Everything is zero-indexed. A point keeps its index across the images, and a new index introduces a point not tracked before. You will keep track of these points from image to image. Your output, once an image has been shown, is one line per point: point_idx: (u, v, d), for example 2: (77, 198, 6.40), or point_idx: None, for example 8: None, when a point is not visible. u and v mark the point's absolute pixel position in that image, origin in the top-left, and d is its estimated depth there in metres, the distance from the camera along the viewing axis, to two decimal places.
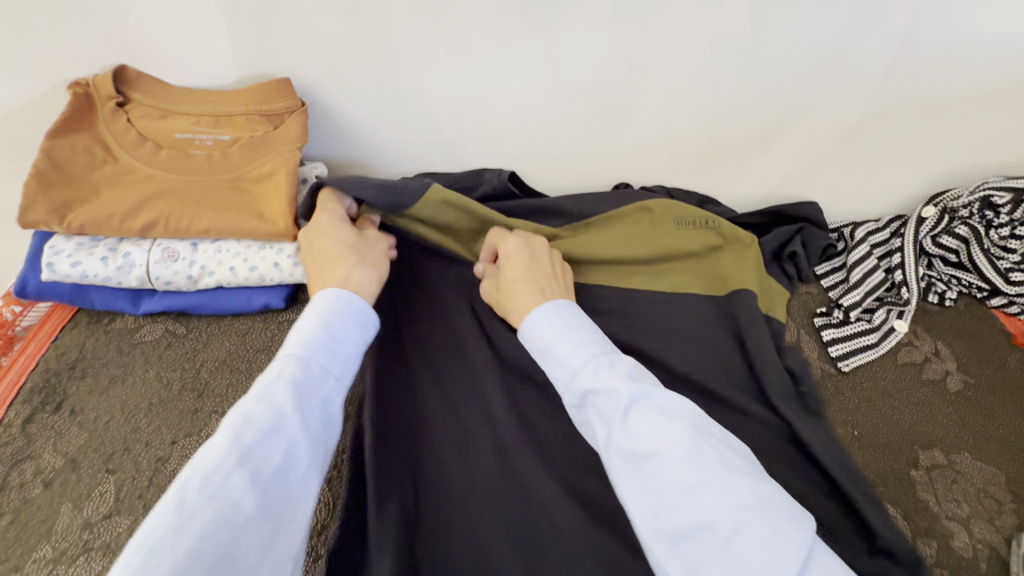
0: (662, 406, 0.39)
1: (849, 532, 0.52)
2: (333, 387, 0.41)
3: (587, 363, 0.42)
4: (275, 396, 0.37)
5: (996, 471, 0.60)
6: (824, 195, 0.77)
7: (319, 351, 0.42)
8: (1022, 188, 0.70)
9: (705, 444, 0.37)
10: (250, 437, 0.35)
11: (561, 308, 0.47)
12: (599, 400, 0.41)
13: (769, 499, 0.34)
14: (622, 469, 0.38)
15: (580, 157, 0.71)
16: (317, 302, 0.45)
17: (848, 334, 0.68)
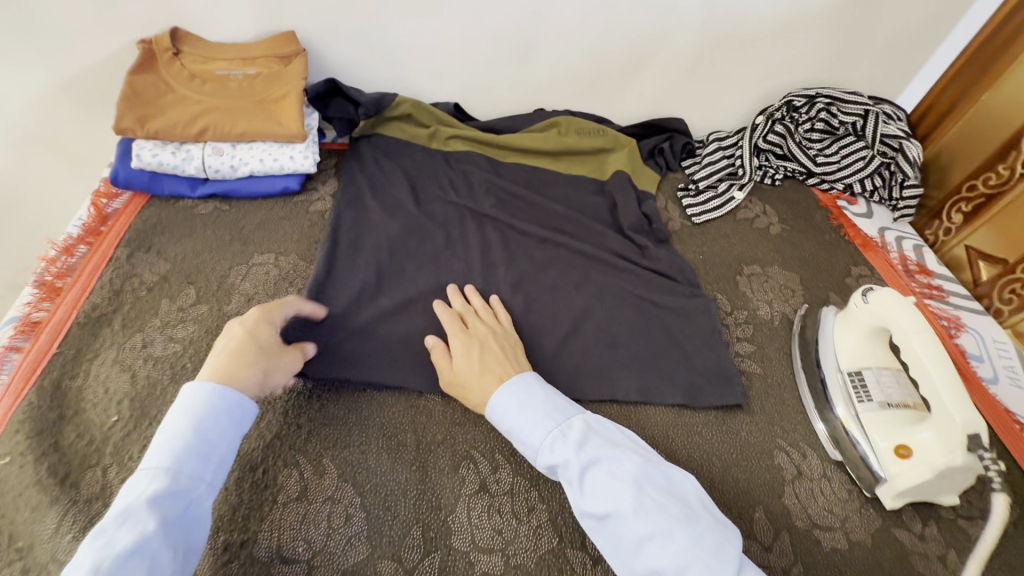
0: (607, 471, 0.49)
1: (686, 303, 0.79)
2: (208, 490, 0.47)
3: (545, 441, 0.53)
4: (143, 513, 0.42)
5: (795, 275, 0.88)
6: (687, 113, 1.07)
7: (191, 458, 0.47)
8: (813, 95, 1.02)
9: (644, 499, 0.47)
10: (110, 557, 0.38)
11: (518, 386, 0.58)
12: (561, 472, 0.52)
13: (700, 537, 0.44)
14: (592, 527, 0.49)
15: (505, 88, 0.99)
16: (184, 403, 0.49)
17: (701, 201, 0.97)
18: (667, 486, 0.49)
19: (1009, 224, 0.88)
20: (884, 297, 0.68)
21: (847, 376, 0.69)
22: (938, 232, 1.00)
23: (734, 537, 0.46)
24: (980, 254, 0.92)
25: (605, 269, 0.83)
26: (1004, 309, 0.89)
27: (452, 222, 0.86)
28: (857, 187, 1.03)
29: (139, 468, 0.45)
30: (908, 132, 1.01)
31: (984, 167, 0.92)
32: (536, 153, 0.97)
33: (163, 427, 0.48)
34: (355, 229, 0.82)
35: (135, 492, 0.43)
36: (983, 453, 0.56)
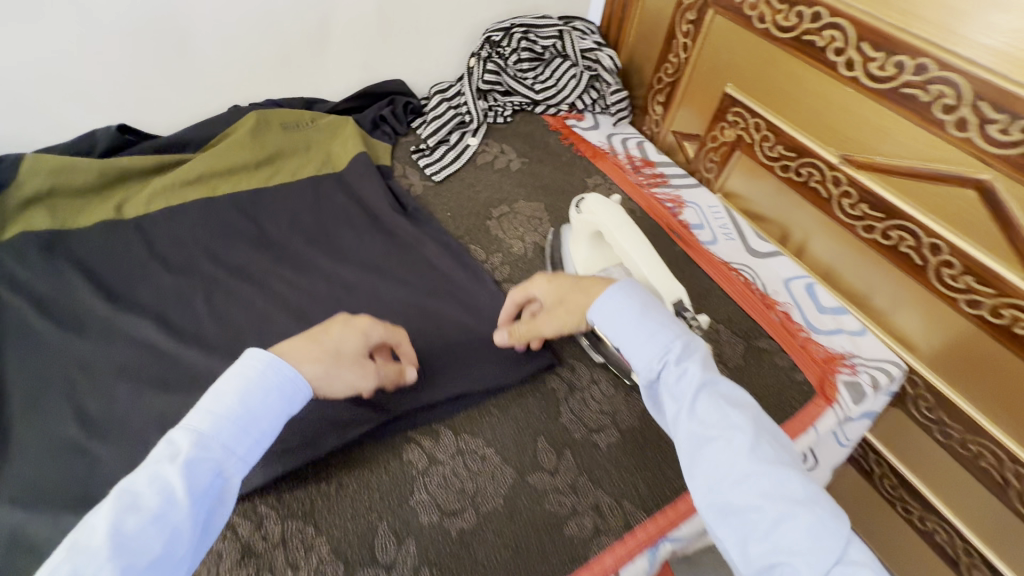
0: (723, 396, 0.49)
1: (441, 268, 0.78)
2: (230, 472, 0.43)
3: (657, 352, 0.53)
4: (169, 477, 0.40)
5: (540, 203, 0.92)
6: (401, 71, 1.02)
7: (228, 429, 0.43)
8: (508, 27, 1.05)
9: (761, 441, 0.46)
10: (131, 526, 0.37)
11: (629, 293, 0.58)
12: (670, 385, 0.52)
13: (815, 496, 0.43)
14: (688, 445, 0.48)
15: (179, 95, 0.86)
16: (223, 376, 0.45)
17: (437, 157, 0.95)
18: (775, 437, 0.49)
19: (693, 102, 1.00)
20: (593, 204, 0.72)
21: None
22: (650, 125, 1.12)
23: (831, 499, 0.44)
24: (683, 134, 1.05)
25: (349, 261, 0.78)
26: (711, 176, 1.02)
27: (151, 267, 0.72)
28: (579, 104, 1.10)
29: (170, 438, 0.42)
30: (602, 43, 1.10)
31: (660, 58, 1.04)
32: (244, 159, 0.85)
33: (216, 391, 0.44)
34: (17, 315, 0.65)
35: (168, 456, 0.41)
36: (688, 315, 0.63)
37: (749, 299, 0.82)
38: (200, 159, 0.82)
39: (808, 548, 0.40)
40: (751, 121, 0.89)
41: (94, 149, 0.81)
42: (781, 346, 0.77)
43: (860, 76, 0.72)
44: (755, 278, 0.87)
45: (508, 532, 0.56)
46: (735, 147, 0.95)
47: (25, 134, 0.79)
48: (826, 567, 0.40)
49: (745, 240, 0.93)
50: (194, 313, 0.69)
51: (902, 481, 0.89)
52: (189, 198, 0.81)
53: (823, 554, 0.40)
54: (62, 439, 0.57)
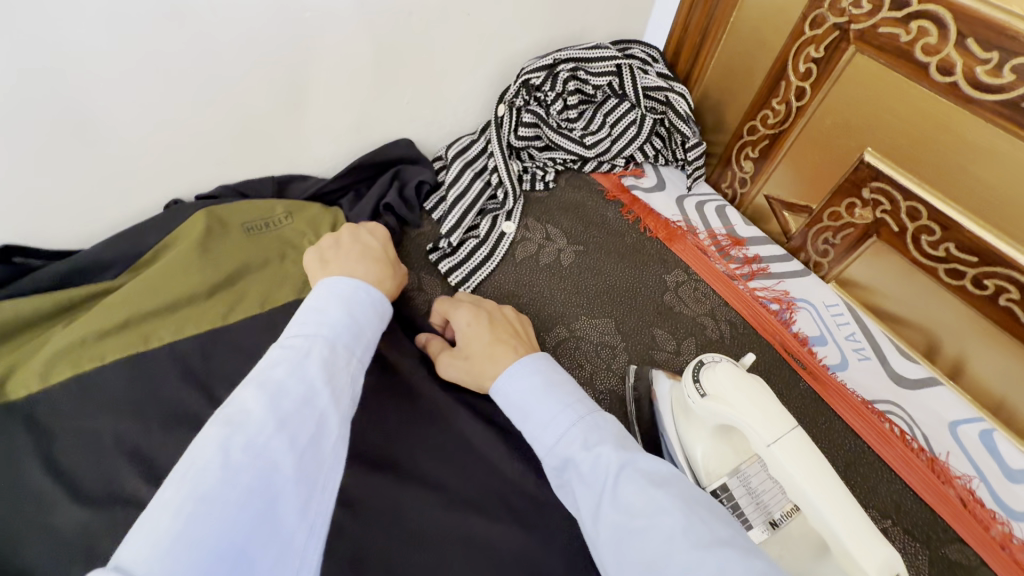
0: (648, 473, 0.40)
1: (483, 445, 0.56)
2: (356, 369, 0.45)
3: (569, 431, 0.46)
4: (308, 370, 0.41)
5: (608, 320, 0.67)
6: (406, 129, 0.75)
7: (347, 334, 0.46)
8: (551, 63, 0.76)
9: (693, 520, 0.36)
10: (286, 402, 0.38)
11: (538, 364, 0.52)
12: (586, 468, 0.42)
13: (768, 573, 0.32)
14: (614, 541, 0.38)
15: (91, 194, 0.59)
16: (326, 292, 0.50)
17: (461, 259, 0.71)
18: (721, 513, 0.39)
19: (803, 163, 0.74)
20: (720, 379, 0.48)
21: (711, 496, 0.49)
22: (733, 183, 0.86)
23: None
24: (782, 201, 0.79)
25: (351, 451, 0.53)
26: (823, 261, 0.77)
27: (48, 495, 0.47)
28: (639, 156, 0.84)
29: (301, 333, 0.45)
30: (666, 74, 0.84)
31: (757, 102, 0.77)
32: (193, 283, 0.59)
33: (320, 300, 0.48)
34: None
35: (301, 352, 0.42)
36: None
37: (919, 470, 0.59)
38: (134, 284, 0.58)
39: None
40: (904, 205, 0.64)
41: None
42: (975, 550, 0.54)
43: None
44: (913, 428, 0.63)
45: None
46: (870, 232, 0.69)
47: None
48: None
49: (886, 360, 0.69)
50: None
51: None
52: (111, 356, 0.54)
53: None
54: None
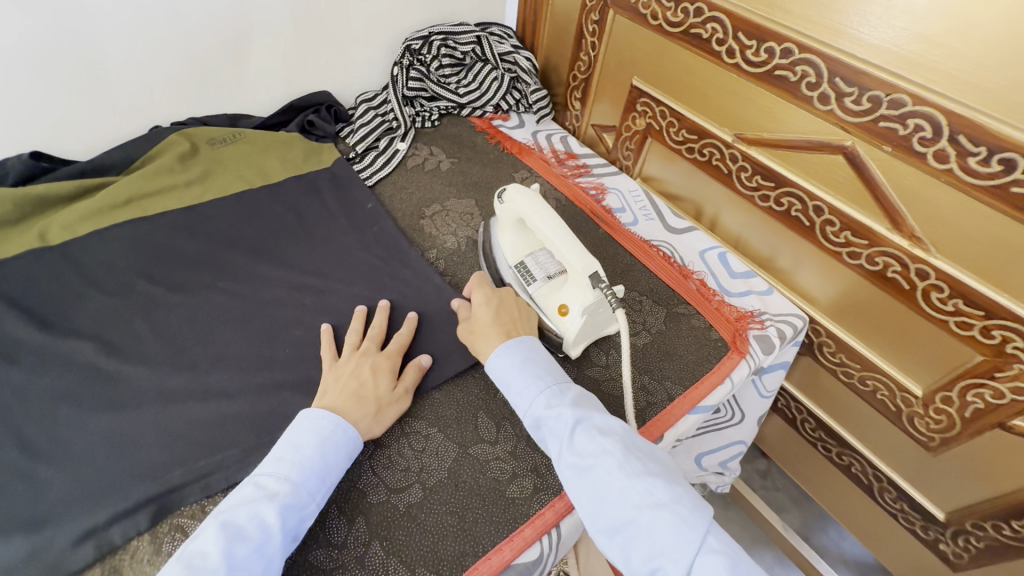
0: (596, 428, 0.57)
1: (379, 264, 0.82)
2: (313, 511, 0.52)
3: (540, 396, 0.61)
4: (265, 514, 0.49)
5: (472, 199, 0.97)
6: (325, 81, 1.05)
7: (312, 477, 0.53)
8: (426, 35, 1.09)
9: (629, 458, 0.54)
10: (240, 554, 0.46)
11: (517, 347, 0.65)
12: (553, 425, 0.59)
13: (677, 498, 0.52)
14: (572, 474, 0.55)
15: (97, 117, 0.86)
16: (299, 430, 0.56)
17: (369, 162, 0.98)
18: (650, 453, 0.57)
19: (606, 97, 1.08)
20: (513, 193, 0.78)
21: (516, 268, 0.78)
22: (573, 120, 1.19)
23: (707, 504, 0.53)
24: (602, 127, 1.13)
25: (287, 266, 0.79)
26: (630, 163, 1.10)
27: (82, 292, 0.72)
28: (504, 104, 1.15)
29: (263, 483, 0.52)
30: (518, 45, 1.17)
31: (573, 59, 1.12)
32: (171, 178, 0.85)
33: (294, 444, 0.55)
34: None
35: (266, 497, 0.50)
36: (603, 286, 0.68)
37: (668, 271, 0.89)
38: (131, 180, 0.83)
39: (678, 544, 0.49)
40: (657, 110, 0.98)
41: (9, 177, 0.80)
42: (697, 309, 0.85)
43: (739, 62, 0.81)
44: (674, 252, 0.95)
45: (455, 500, 0.60)
46: (646, 136, 1.03)
47: None
48: (690, 558, 0.48)
49: (665, 218, 1.01)
50: (133, 329, 0.69)
51: (820, 423, 0.99)
52: (116, 218, 0.80)
53: (689, 550, 0.48)
54: (14, 462, 0.57)
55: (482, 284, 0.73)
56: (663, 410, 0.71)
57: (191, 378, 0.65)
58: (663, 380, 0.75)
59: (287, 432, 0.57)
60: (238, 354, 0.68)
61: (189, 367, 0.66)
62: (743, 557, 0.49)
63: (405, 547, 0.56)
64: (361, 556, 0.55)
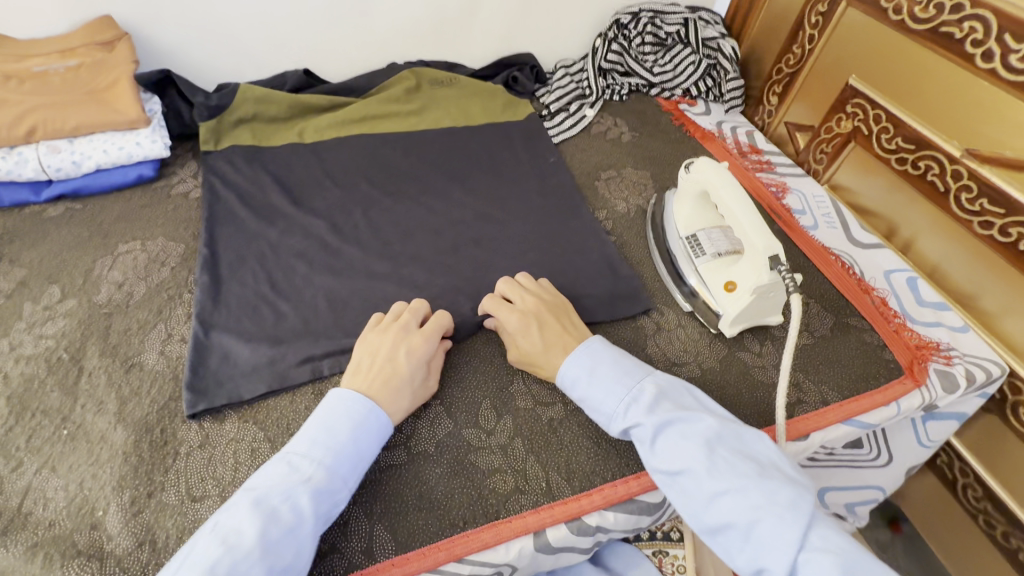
0: (680, 432, 0.55)
1: (553, 211, 0.89)
2: (345, 495, 0.53)
3: (615, 405, 0.59)
4: (300, 499, 0.49)
5: (647, 172, 0.99)
6: (533, 45, 1.14)
7: (344, 462, 0.53)
8: (637, 12, 1.12)
9: (718, 460, 0.52)
10: (275, 533, 0.46)
11: (584, 352, 0.63)
12: (636, 432, 0.57)
13: (773, 495, 0.50)
14: (663, 482, 0.55)
15: (352, 47, 1.01)
16: (319, 414, 0.56)
17: (558, 121, 1.05)
18: (740, 449, 0.54)
19: (811, 94, 1.02)
20: (702, 166, 0.79)
21: (685, 240, 0.79)
22: (764, 115, 1.15)
23: (810, 496, 0.51)
24: (796, 126, 1.07)
25: (475, 197, 0.89)
26: (820, 168, 1.04)
27: (321, 184, 0.88)
28: (694, 90, 1.15)
29: (298, 459, 0.52)
30: (723, 33, 1.16)
31: (782, 52, 1.07)
32: (397, 107, 1.00)
33: (328, 425, 0.54)
34: (242, 203, 0.83)
35: (299, 480, 0.50)
36: (781, 269, 0.67)
37: (846, 282, 0.83)
38: (369, 103, 0.98)
39: (780, 546, 0.47)
40: (872, 113, 0.91)
41: (285, 86, 0.98)
42: (872, 326, 0.79)
43: (998, 67, 0.72)
44: (854, 265, 0.89)
45: (591, 428, 0.63)
46: (850, 140, 0.96)
47: (236, 71, 0.97)
48: (793, 556, 0.47)
49: (848, 229, 0.94)
50: (353, 221, 0.83)
51: (988, 494, 0.86)
52: (353, 132, 0.96)
53: (791, 550, 0.47)
54: (265, 295, 0.72)
55: (512, 307, 0.67)
56: (814, 412, 0.68)
57: (391, 268, 0.77)
58: (819, 383, 0.72)
59: (316, 412, 0.57)
60: (428, 258, 0.79)
61: (390, 259, 0.78)
62: (854, 554, 0.46)
63: (545, 453, 0.61)
64: (504, 446, 0.61)
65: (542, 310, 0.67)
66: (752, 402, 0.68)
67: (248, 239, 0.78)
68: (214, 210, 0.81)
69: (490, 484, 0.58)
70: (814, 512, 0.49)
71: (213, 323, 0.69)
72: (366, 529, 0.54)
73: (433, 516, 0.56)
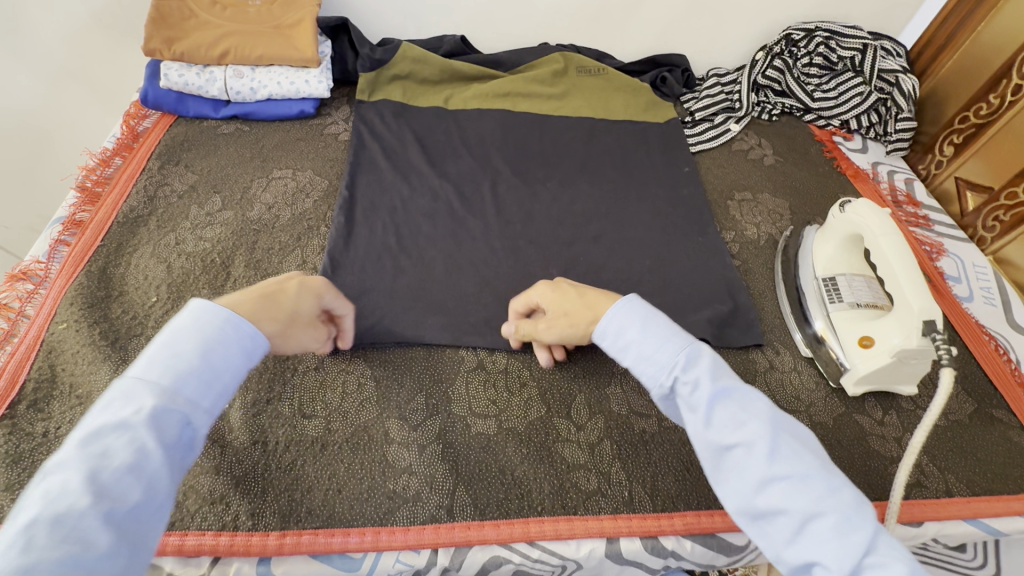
0: (738, 404, 0.46)
1: (679, 222, 0.85)
2: (203, 419, 0.43)
3: (669, 360, 0.50)
4: (141, 429, 0.39)
5: (786, 201, 0.92)
6: (690, 48, 1.10)
7: (193, 382, 0.43)
8: (812, 29, 1.03)
9: (778, 441, 0.44)
10: (107, 473, 0.36)
11: (639, 306, 0.54)
12: (684, 393, 0.49)
13: (836, 489, 0.42)
14: (708, 452, 0.46)
15: (511, 21, 1.02)
16: (162, 333, 0.45)
17: (699, 131, 1.01)
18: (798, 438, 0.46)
19: (998, 153, 0.91)
20: (863, 205, 0.71)
21: (822, 281, 0.73)
22: (929, 166, 1.03)
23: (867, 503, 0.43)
24: (969, 184, 0.95)
25: (602, 193, 0.88)
26: (987, 237, 0.92)
27: (456, 150, 0.90)
28: (853, 123, 1.06)
29: (138, 378, 0.42)
30: (906, 66, 1.03)
31: (975, 97, 0.95)
32: (541, 88, 1.00)
33: (172, 343, 0.44)
34: (385, 154, 0.87)
35: (136, 406, 0.40)
36: (936, 337, 0.59)
37: (998, 368, 0.74)
38: (515, 79, 0.99)
39: (842, 547, 0.39)
40: None
41: (439, 48, 1.01)
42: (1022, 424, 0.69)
43: None
44: (1012, 352, 0.78)
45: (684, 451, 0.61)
46: None
47: (401, 27, 1.01)
48: (857, 561, 0.39)
49: (1010, 310, 0.83)
50: (480, 191, 0.85)
51: None
52: (495, 106, 0.98)
53: (854, 554, 0.39)
54: (391, 244, 0.76)
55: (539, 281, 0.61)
56: (934, 499, 0.61)
57: (510, 245, 0.78)
58: (946, 471, 0.64)
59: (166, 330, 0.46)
60: (546, 243, 0.79)
61: (509, 236, 0.79)
62: None
63: (632, 464, 0.59)
64: (592, 444, 0.60)
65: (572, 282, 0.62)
66: (864, 471, 0.62)
67: (384, 189, 0.82)
68: (358, 155, 0.86)
69: (573, 478, 0.58)
70: (875, 519, 0.41)
71: (341, 260, 0.73)
72: (448, 487, 0.56)
73: (513, 493, 0.56)
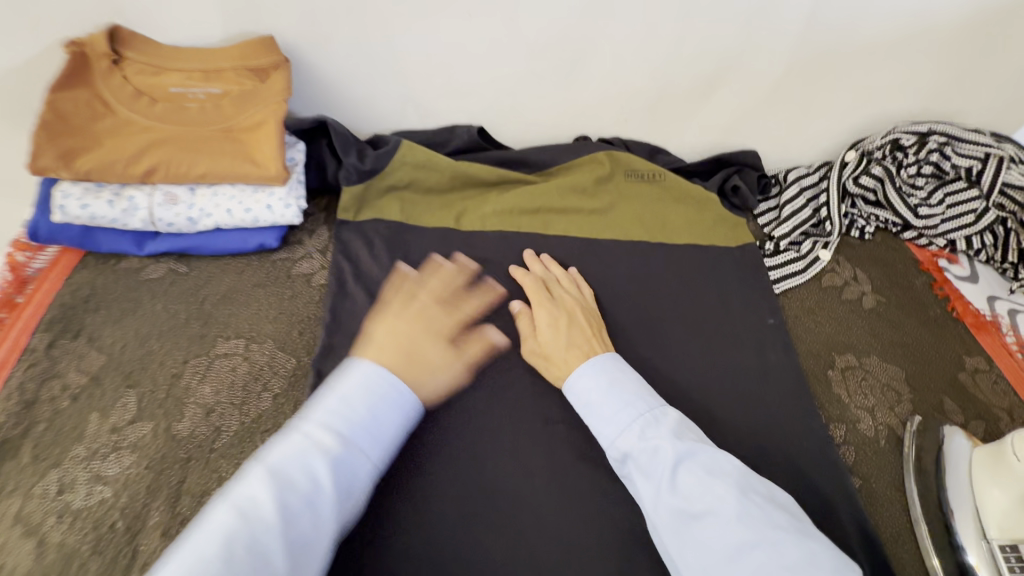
0: (703, 466, 0.43)
1: (777, 413, 0.63)
2: (370, 472, 0.43)
3: (630, 425, 0.48)
4: (318, 470, 0.40)
5: (898, 368, 0.71)
6: (764, 143, 0.87)
7: (365, 434, 0.44)
8: (924, 132, 0.81)
9: (748, 505, 0.41)
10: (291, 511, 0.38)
11: (601, 365, 0.53)
12: (642, 460, 0.45)
13: (815, 554, 0.38)
14: (670, 527, 0.42)
15: (543, 110, 0.79)
16: (340, 376, 0.46)
17: (780, 262, 0.79)
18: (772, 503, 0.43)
19: None
20: None
21: (996, 547, 0.54)
22: None
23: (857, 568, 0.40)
24: None
25: (669, 368, 0.65)
26: None
27: (473, 300, 0.67)
28: (962, 244, 0.84)
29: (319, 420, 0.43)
30: None
31: None
32: (581, 201, 0.77)
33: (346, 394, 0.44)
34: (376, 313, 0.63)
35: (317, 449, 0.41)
36: None
37: None
38: (549, 190, 0.76)
39: None
40: None
41: (449, 142, 0.77)
42: None
43: None
44: None
45: None
46: None
47: (399, 114, 0.77)
48: None
49: None
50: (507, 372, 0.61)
51: None
52: (522, 225, 0.74)
53: None
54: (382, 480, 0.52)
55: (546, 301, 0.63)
56: None
57: (552, 471, 0.55)
58: None
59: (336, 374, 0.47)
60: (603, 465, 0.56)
61: (550, 455, 0.56)
62: None
63: None
64: None
65: (575, 309, 0.62)
66: None
67: None
68: None
69: None
70: None
71: None
72: None
73: None
